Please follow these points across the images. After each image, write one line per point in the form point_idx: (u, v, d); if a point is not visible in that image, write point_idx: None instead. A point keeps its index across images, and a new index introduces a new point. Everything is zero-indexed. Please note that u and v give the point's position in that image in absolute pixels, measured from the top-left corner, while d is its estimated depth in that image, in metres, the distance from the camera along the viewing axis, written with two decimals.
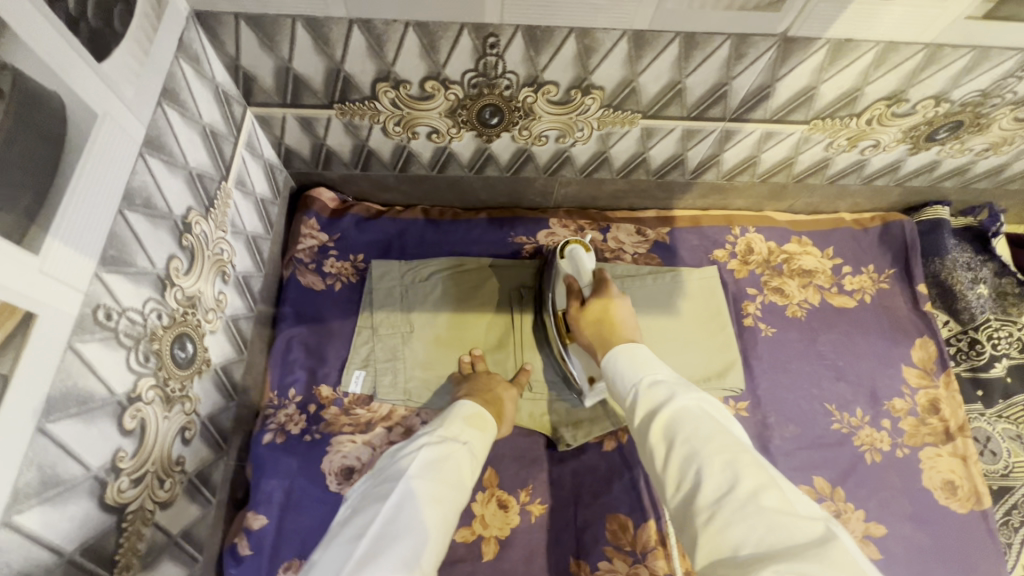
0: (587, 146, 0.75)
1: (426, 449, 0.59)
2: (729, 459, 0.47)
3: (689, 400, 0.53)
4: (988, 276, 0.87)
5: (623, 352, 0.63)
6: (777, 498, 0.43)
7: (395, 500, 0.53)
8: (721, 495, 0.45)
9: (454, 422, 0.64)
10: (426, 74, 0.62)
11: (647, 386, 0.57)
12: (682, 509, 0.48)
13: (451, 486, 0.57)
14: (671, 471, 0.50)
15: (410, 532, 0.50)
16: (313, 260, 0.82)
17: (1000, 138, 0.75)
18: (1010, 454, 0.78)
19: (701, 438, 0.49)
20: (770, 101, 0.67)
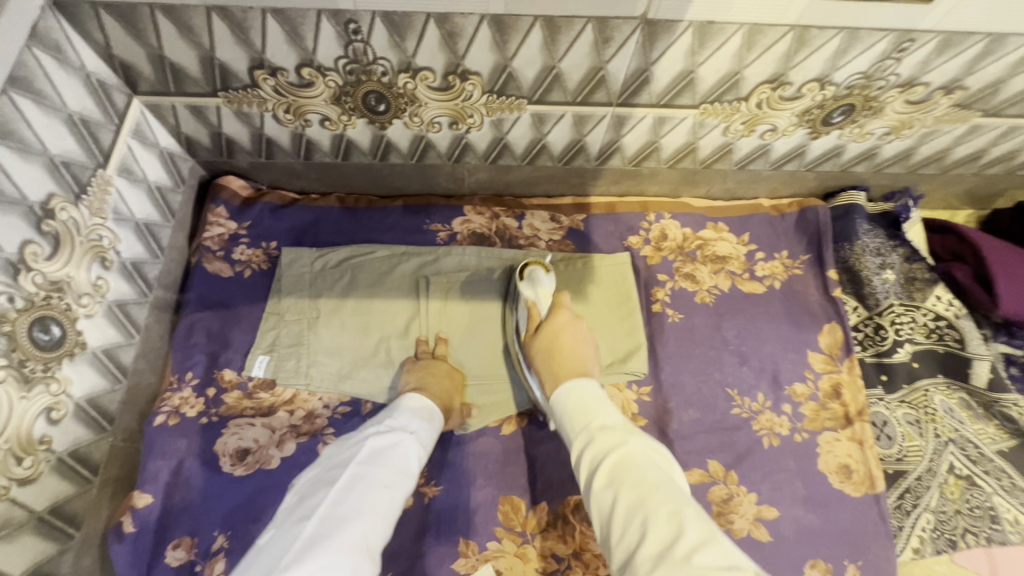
0: (482, 132, 0.76)
1: (373, 438, 0.62)
2: (673, 511, 0.47)
3: (640, 447, 0.54)
4: (897, 262, 0.86)
5: (572, 392, 0.64)
6: (719, 552, 0.43)
7: (341, 487, 0.56)
8: (665, 548, 0.45)
9: (402, 413, 0.68)
10: (299, 61, 0.63)
11: (598, 430, 0.57)
12: (624, 563, 0.47)
13: (399, 472, 0.61)
14: (619, 521, 0.49)
15: (353, 517, 0.54)
16: (221, 247, 0.83)
17: (898, 122, 0.74)
18: (904, 438, 0.79)
19: (647, 486, 0.49)
20: (652, 86, 0.67)
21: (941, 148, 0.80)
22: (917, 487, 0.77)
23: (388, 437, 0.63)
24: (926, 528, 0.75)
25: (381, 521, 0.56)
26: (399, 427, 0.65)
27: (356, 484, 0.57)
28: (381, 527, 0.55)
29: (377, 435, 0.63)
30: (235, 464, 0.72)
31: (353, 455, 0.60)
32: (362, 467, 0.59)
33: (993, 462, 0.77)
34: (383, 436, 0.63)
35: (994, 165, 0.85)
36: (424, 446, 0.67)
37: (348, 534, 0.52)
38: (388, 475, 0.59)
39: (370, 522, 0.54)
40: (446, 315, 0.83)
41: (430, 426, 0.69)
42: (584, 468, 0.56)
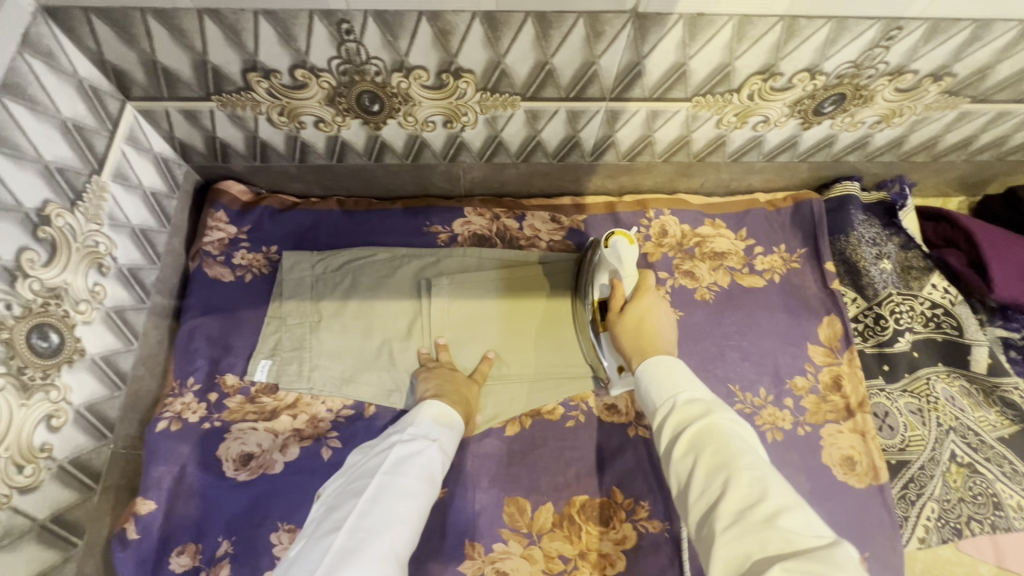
0: (476, 130, 0.76)
1: (399, 445, 0.61)
2: (760, 477, 0.45)
3: (723, 415, 0.52)
4: (892, 251, 0.86)
5: (654, 366, 0.62)
6: (798, 519, 0.42)
7: (369, 498, 0.54)
8: (743, 512, 0.44)
9: (423, 422, 0.66)
10: (293, 63, 0.63)
11: (682, 402, 0.56)
12: (702, 521, 0.47)
13: (425, 481, 0.60)
14: (699, 481, 0.48)
15: (382, 528, 0.52)
16: (222, 252, 0.83)
17: (889, 110, 0.75)
18: (906, 428, 0.78)
19: (730, 450, 0.48)
20: (645, 79, 0.67)
21: (931, 135, 0.81)
22: (920, 477, 0.76)
23: (413, 445, 0.62)
24: (931, 517, 0.74)
25: (409, 533, 0.54)
26: (423, 436, 0.64)
27: (382, 495, 0.55)
28: (408, 540, 0.54)
29: (403, 442, 0.62)
30: (238, 469, 0.71)
31: (377, 467, 0.58)
32: (388, 478, 0.57)
33: (993, 449, 0.77)
34: (407, 445, 0.61)
35: (983, 151, 0.86)
36: (446, 453, 0.65)
37: (377, 548, 0.50)
38: (414, 485, 0.58)
39: (399, 533, 0.53)
40: (449, 315, 0.83)
41: (451, 438, 0.67)
42: (665, 431, 0.55)
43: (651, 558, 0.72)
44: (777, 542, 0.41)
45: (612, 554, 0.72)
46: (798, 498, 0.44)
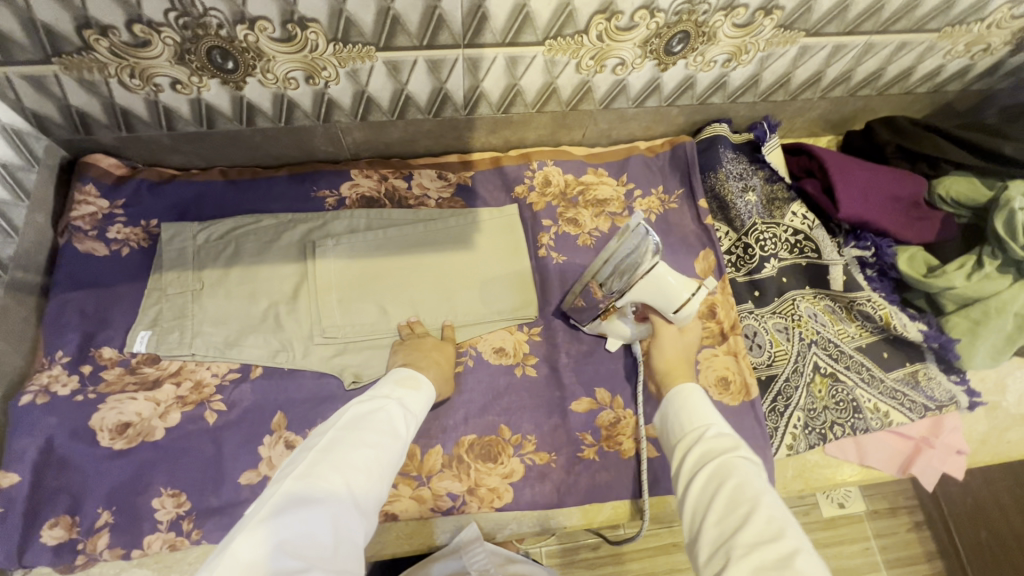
0: (341, 85, 0.77)
1: (356, 405, 0.58)
2: (777, 516, 0.46)
3: (752, 457, 0.53)
4: (758, 185, 0.91)
5: (682, 392, 0.64)
6: (816, 562, 0.41)
7: (320, 448, 0.52)
8: (758, 543, 0.44)
9: (385, 384, 0.64)
10: (127, 17, 0.62)
11: (710, 434, 0.57)
12: (713, 546, 0.47)
13: (387, 435, 0.57)
14: (717, 509, 0.49)
15: (338, 468, 0.50)
16: (94, 227, 0.82)
17: (735, 47, 0.80)
18: (771, 345, 0.83)
19: (754, 487, 0.49)
20: (492, 23, 0.70)
21: (781, 72, 0.87)
22: (787, 388, 0.81)
23: (371, 405, 0.59)
24: (798, 425, 0.79)
25: (372, 481, 0.52)
26: (387, 394, 0.62)
27: (338, 444, 0.52)
28: (370, 490, 0.51)
29: (359, 402, 0.59)
30: (114, 438, 0.71)
31: (333, 421, 0.56)
32: (345, 430, 0.54)
33: (852, 358, 0.83)
34: (364, 405, 0.58)
35: (835, 88, 0.92)
36: (413, 412, 0.63)
37: (332, 489, 0.48)
38: (378, 435, 0.55)
39: (356, 480, 0.50)
40: (334, 275, 0.84)
41: (421, 402, 0.65)
42: (688, 458, 0.56)
43: (538, 488, 0.74)
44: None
45: (500, 487, 0.74)
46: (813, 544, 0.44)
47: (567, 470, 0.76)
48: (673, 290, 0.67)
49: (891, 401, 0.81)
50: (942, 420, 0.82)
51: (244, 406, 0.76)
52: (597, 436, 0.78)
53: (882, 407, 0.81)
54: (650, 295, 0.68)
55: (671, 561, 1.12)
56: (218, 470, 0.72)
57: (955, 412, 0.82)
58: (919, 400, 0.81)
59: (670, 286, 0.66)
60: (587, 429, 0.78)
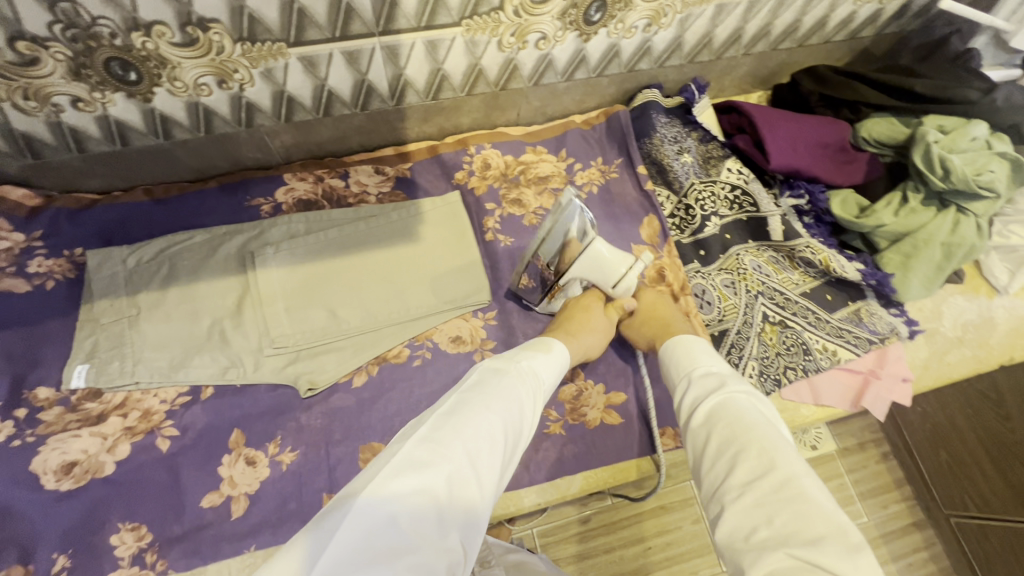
0: (257, 87, 0.74)
1: (482, 374, 0.53)
2: (767, 451, 0.47)
3: (739, 390, 0.55)
4: (693, 145, 0.93)
5: (674, 345, 0.67)
6: (808, 489, 0.43)
7: (443, 412, 0.47)
8: (749, 482, 0.46)
9: (514, 353, 0.59)
10: (8, 34, 0.58)
11: (699, 375, 0.60)
12: (713, 488, 0.49)
13: (513, 407, 0.51)
14: (711, 452, 0.51)
15: (463, 432, 0.45)
16: (11, 263, 0.77)
17: (652, 11, 0.80)
18: (720, 301, 0.85)
19: (743, 425, 0.50)
20: (403, 8, 0.68)
21: (702, 33, 0.88)
22: (739, 340, 0.83)
23: (498, 374, 0.54)
24: (754, 373, 0.81)
25: (497, 454, 0.46)
26: (513, 361, 0.57)
27: (462, 407, 0.48)
28: (497, 465, 0.46)
29: (486, 370, 0.54)
30: (61, 479, 0.68)
31: (456, 387, 0.51)
32: (469, 396, 0.49)
33: (797, 304, 0.86)
34: (491, 374, 0.53)
35: (756, 43, 0.94)
36: (542, 379, 0.58)
37: (456, 458, 0.43)
38: (505, 401, 0.50)
39: (481, 449, 0.45)
40: (278, 283, 0.81)
41: (550, 368, 0.61)
42: (681, 406, 0.59)
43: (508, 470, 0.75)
44: (785, 516, 0.42)
45: None
46: (807, 471, 0.45)
47: (536, 448, 0.76)
48: (609, 266, 0.74)
49: (838, 340, 0.84)
50: (886, 351, 0.86)
51: (198, 429, 0.73)
52: (561, 411, 0.79)
53: (830, 346, 0.84)
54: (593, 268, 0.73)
55: (659, 522, 1.15)
56: (178, 497, 0.70)
57: (897, 342, 0.86)
58: (863, 335, 0.85)
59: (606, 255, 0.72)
60: (552, 406, 0.79)
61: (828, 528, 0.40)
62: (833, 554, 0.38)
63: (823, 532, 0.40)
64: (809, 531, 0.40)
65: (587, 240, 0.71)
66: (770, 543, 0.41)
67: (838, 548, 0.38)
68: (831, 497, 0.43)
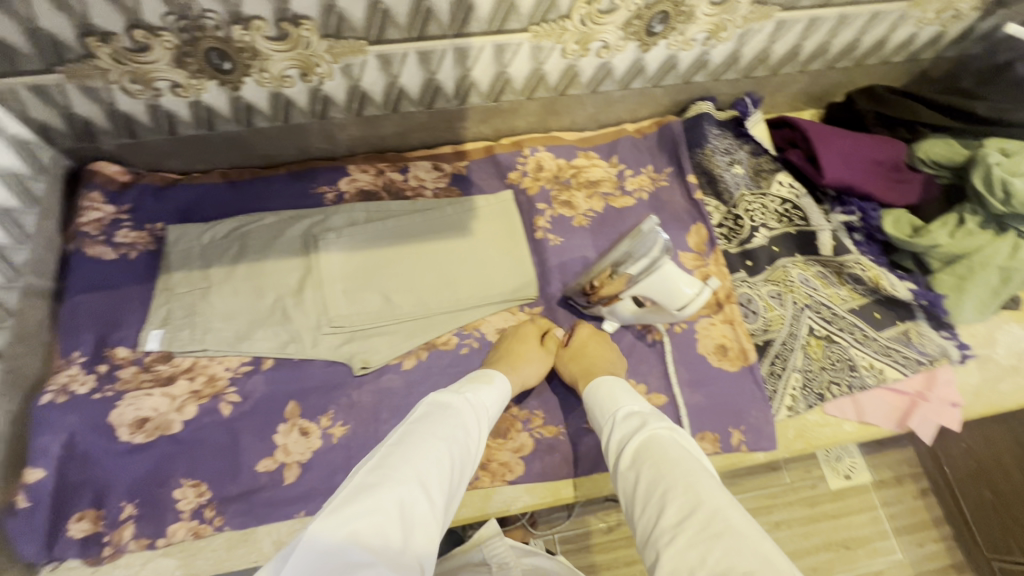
0: (335, 81, 0.79)
1: (428, 402, 0.58)
2: (692, 485, 0.50)
3: (661, 427, 0.59)
4: (744, 157, 0.93)
5: (593, 388, 0.70)
6: (732, 520, 0.46)
7: (392, 442, 0.52)
8: (679, 521, 0.48)
9: (461, 382, 0.64)
10: (128, 22, 0.65)
11: (623, 416, 0.63)
12: (647, 531, 0.51)
13: (458, 431, 0.56)
14: (642, 495, 0.53)
15: (411, 458, 0.49)
16: (101, 232, 0.83)
17: (713, 25, 0.83)
18: (766, 311, 0.85)
19: (669, 462, 0.53)
20: (478, 13, 0.73)
21: (760, 48, 0.90)
22: (784, 351, 0.83)
23: (445, 400, 0.59)
24: (797, 385, 0.82)
25: (445, 473, 0.51)
26: (457, 392, 0.61)
27: (409, 436, 0.52)
28: (445, 489, 0.50)
29: (433, 398, 0.59)
30: (134, 433, 0.72)
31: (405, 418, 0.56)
32: (417, 424, 0.54)
33: (844, 319, 0.85)
34: (437, 401, 0.58)
35: (813, 61, 0.95)
36: (488, 404, 0.63)
37: (405, 479, 0.47)
38: (451, 428, 0.55)
39: (429, 474, 0.49)
40: (337, 267, 0.86)
41: (495, 395, 0.66)
42: (610, 449, 0.61)
43: (547, 460, 0.77)
44: (718, 552, 0.44)
45: (510, 461, 0.76)
46: (730, 500, 0.49)
47: (575, 441, 0.78)
48: (674, 289, 0.66)
49: (885, 358, 0.84)
50: (935, 373, 0.84)
51: (257, 397, 0.77)
52: None
53: (877, 364, 0.83)
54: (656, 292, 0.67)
55: None
56: (236, 459, 0.74)
57: (947, 365, 0.85)
58: (912, 356, 0.84)
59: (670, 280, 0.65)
60: None
61: (757, 560, 0.43)
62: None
63: (751, 565, 0.42)
64: (738, 565, 0.43)
65: (663, 266, 0.65)
66: None
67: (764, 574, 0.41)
68: (751, 518, 0.47)
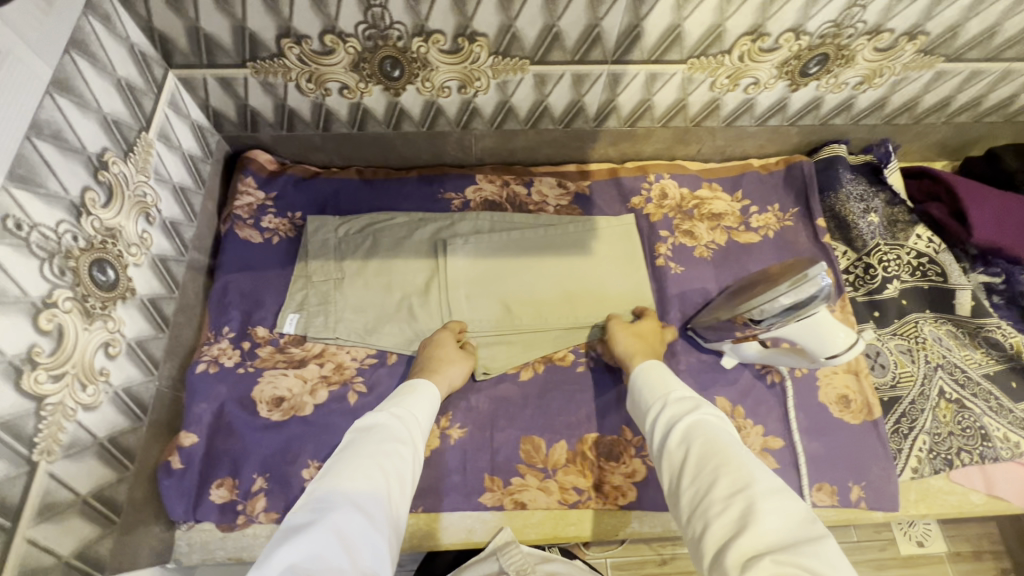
0: (488, 95, 0.82)
1: (355, 426, 0.59)
2: (743, 464, 0.50)
3: (712, 411, 0.58)
4: (880, 206, 0.91)
5: (647, 369, 0.69)
6: (781, 500, 0.47)
7: (323, 476, 0.53)
8: (732, 494, 0.48)
9: (391, 399, 0.65)
10: (323, 28, 0.69)
11: (672, 398, 0.62)
12: (694, 502, 0.51)
13: (390, 449, 0.57)
14: (688, 472, 0.53)
15: (339, 483, 0.51)
16: (251, 216, 0.89)
17: (870, 71, 0.81)
18: (896, 366, 0.82)
19: (719, 442, 0.53)
20: (643, 42, 0.74)
21: (911, 96, 0.88)
22: (912, 410, 0.80)
23: (372, 421, 0.60)
24: (923, 448, 0.78)
25: (382, 493, 0.52)
26: (383, 409, 0.62)
27: (337, 466, 0.54)
28: (383, 505, 0.52)
29: (359, 421, 0.60)
30: (272, 411, 0.76)
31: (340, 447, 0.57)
32: (344, 452, 0.56)
33: (979, 385, 0.81)
34: (364, 424, 0.60)
35: (960, 113, 0.92)
36: (420, 417, 0.64)
37: (333, 510, 0.49)
38: (382, 444, 0.57)
39: (362, 497, 0.51)
40: (461, 272, 0.88)
41: (426, 404, 0.67)
42: (657, 427, 0.60)
43: (659, 491, 0.76)
44: (770, 523, 0.45)
45: (623, 486, 0.76)
46: (778, 483, 0.49)
47: None
48: (827, 338, 0.65)
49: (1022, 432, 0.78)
50: None
51: (382, 390, 0.80)
52: None
53: (1012, 436, 0.78)
54: (806, 339, 0.66)
55: None
56: None
57: None
58: None
59: (825, 330, 0.64)
60: None
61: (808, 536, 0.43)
62: (811, 557, 0.41)
63: (804, 538, 0.43)
64: (788, 538, 0.44)
65: (807, 313, 0.63)
66: (756, 552, 0.43)
67: (812, 546, 0.42)
68: (797, 500, 0.48)
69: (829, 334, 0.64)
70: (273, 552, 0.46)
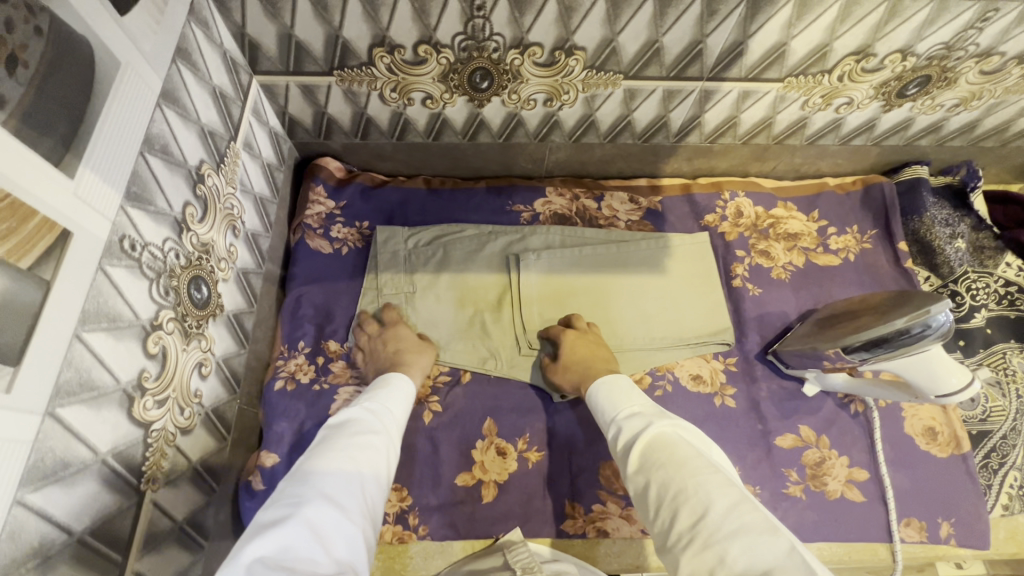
0: (573, 109, 0.80)
1: (328, 423, 0.57)
2: (699, 484, 0.48)
3: (666, 425, 0.55)
4: (965, 231, 0.90)
5: (609, 381, 0.65)
6: (746, 519, 0.44)
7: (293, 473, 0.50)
8: (693, 525, 0.45)
9: (365, 395, 0.63)
10: (419, 38, 0.66)
11: (625, 417, 0.59)
12: (664, 533, 0.48)
13: (364, 439, 0.55)
14: (654, 499, 0.50)
15: (310, 475, 0.49)
16: (321, 226, 0.87)
17: (969, 93, 0.79)
18: (987, 400, 0.80)
19: (675, 462, 0.50)
20: (744, 59, 0.71)
21: (1004, 119, 0.85)
22: (1003, 446, 0.79)
23: (345, 416, 0.58)
24: (1014, 485, 0.77)
25: (354, 483, 0.50)
26: (356, 404, 0.60)
27: (307, 461, 0.51)
28: (356, 494, 0.49)
29: (331, 418, 0.58)
30: None
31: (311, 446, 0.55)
32: (316, 448, 0.53)
33: None
34: (337, 419, 0.57)
35: None
36: (393, 411, 0.62)
37: (305, 501, 0.46)
38: (357, 438, 0.55)
39: (335, 487, 0.48)
40: (534, 288, 0.85)
41: (401, 401, 0.65)
42: (619, 451, 0.57)
43: None
44: (736, 552, 0.42)
45: None
46: (743, 498, 0.46)
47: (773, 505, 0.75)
48: (940, 376, 0.63)
49: None
50: None
51: (457, 410, 0.78)
52: (802, 474, 0.77)
53: None
54: (914, 375, 0.65)
55: None
56: (437, 470, 0.75)
57: None
58: None
59: (939, 368, 0.63)
60: (793, 466, 0.77)
61: (776, 558, 0.41)
62: None
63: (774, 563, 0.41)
64: (761, 566, 0.41)
65: (920, 348, 0.61)
66: None
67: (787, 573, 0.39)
68: (758, 515, 0.45)
69: (944, 373, 0.63)
70: (242, 549, 0.43)
